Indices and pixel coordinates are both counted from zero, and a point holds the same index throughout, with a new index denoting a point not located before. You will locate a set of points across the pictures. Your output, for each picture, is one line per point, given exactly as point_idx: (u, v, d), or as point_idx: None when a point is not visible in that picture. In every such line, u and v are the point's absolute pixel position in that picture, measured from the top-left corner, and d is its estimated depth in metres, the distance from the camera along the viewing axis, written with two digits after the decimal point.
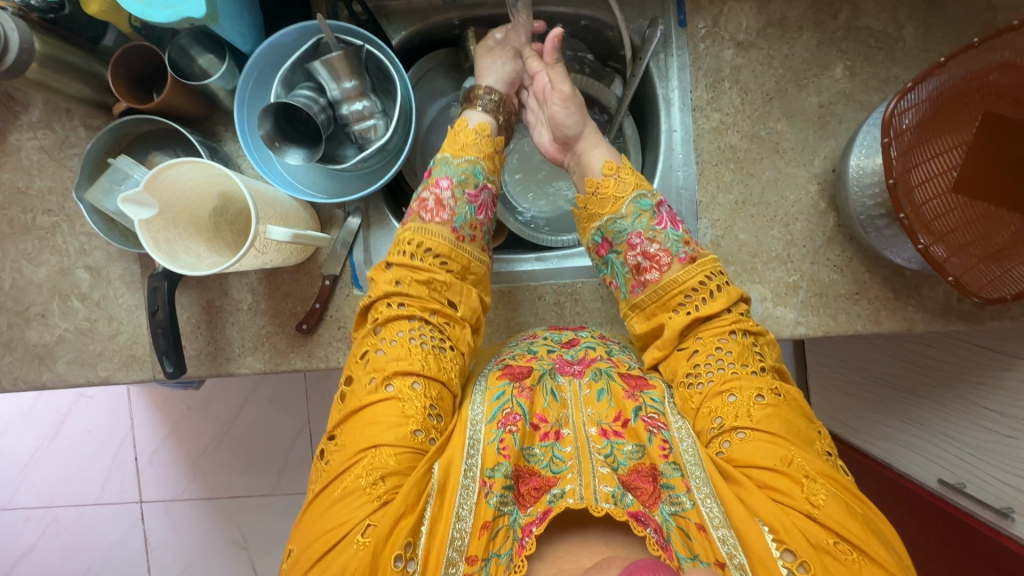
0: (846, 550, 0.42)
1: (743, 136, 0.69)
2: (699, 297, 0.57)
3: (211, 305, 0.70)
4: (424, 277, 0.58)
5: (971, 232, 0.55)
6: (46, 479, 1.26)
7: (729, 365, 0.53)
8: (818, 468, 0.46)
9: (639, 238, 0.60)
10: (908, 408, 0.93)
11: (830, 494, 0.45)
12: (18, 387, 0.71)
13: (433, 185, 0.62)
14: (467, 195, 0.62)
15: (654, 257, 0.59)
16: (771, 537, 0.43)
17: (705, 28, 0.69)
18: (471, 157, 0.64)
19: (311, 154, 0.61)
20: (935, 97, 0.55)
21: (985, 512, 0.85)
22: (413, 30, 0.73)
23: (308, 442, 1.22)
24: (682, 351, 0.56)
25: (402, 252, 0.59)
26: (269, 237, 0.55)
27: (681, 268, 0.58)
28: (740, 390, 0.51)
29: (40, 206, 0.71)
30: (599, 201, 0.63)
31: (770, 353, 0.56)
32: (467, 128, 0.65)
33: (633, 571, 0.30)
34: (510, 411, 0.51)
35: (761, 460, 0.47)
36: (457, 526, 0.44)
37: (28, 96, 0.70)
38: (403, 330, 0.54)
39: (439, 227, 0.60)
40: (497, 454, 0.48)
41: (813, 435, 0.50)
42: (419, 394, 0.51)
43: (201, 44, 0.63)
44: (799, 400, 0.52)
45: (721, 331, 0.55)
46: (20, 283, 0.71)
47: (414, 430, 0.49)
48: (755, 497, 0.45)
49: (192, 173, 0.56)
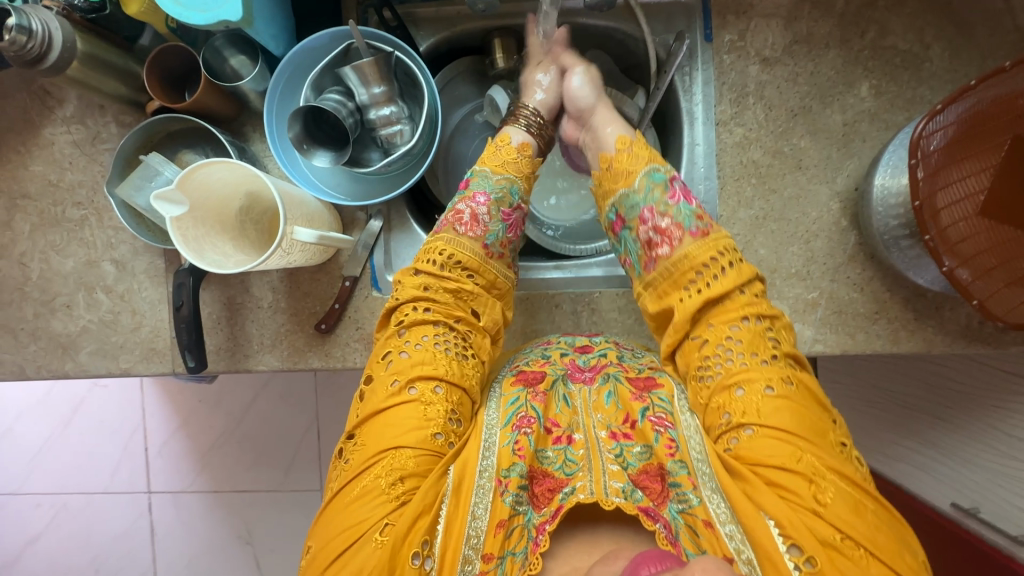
0: (853, 545, 0.42)
1: (766, 151, 0.69)
2: (715, 269, 0.56)
3: (232, 302, 0.71)
4: (451, 287, 0.58)
5: (997, 255, 0.55)
6: (58, 467, 1.28)
7: (739, 356, 0.52)
8: (826, 463, 0.46)
9: (651, 213, 0.60)
10: (924, 430, 0.92)
11: (838, 491, 0.44)
12: (41, 375, 0.73)
13: (469, 199, 0.62)
14: (502, 213, 0.63)
15: (666, 231, 0.59)
16: (777, 532, 0.42)
17: (730, 43, 0.69)
18: (509, 176, 0.64)
19: (339, 157, 0.63)
20: (964, 120, 0.55)
21: (1001, 538, 0.83)
22: (440, 38, 0.74)
23: (318, 440, 1.22)
24: (695, 341, 0.55)
25: (430, 260, 0.59)
26: (296, 238, 0.56)
27: (694, 242, 0.58)
28: (749, 384, 0.50)
29: (70, 199, 0.72)
30: (613, 175, 0.63)
31: (785, 338, 0.54)
32: (508, 146, 0.65)
33: (640, 561, 0.31)
34: (524, 415, 0.51)
35: (768, 458, 0.46)
36: (473, 524, 0.45)
37: (63, 91, 0.71)
38: (428, 335, 0.55)
39: (471, 243, 0.60)
40: (512, 455, 0.48)
41: (827, 427, 0.49)
42: (442, 399, 0.52)
43: (235, 46, 0.64)
44: (812, 387, 0.51)
45: (733, 317, 0.54)
46: (48, 274, 0.73)
47: (434, 433, 0.50)
48: (762, 492, 0.44)
49: (223, 172, 0.57)
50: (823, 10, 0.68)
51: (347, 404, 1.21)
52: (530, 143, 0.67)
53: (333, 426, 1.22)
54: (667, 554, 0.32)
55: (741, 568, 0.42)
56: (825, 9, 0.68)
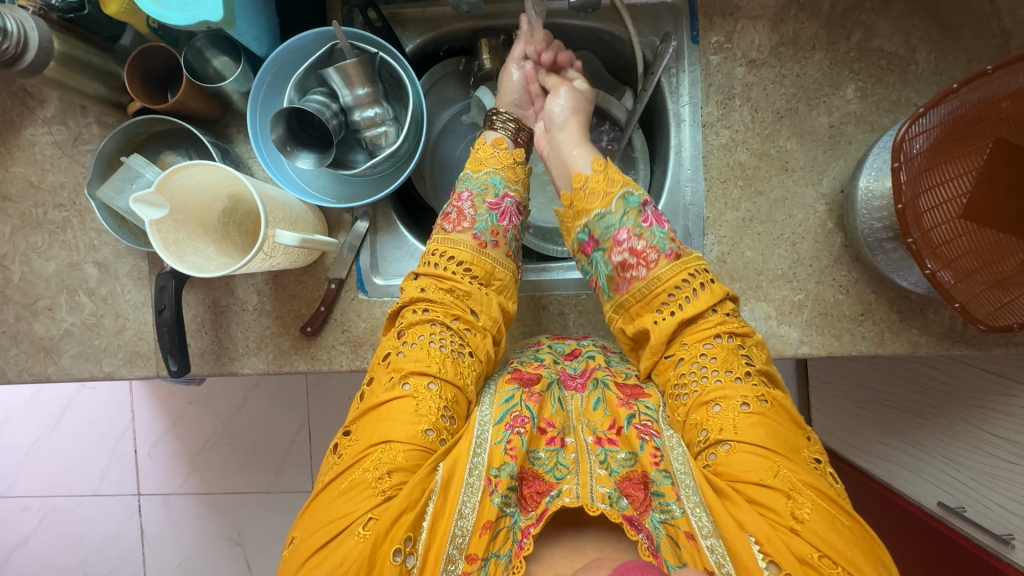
0: (831, 563, 0.42)
1: (753, 153, 0.69)
2: (693, 285, 0.56)
3: (217, 304, 0.70)
4: (447, 285, 0.58)
5: (978, 258, 0.55)
6: (46, 469, 1.27)
7: (713, 373, 0.52)
8: (804, 480, 0.46)
9: (627, 235, 0.59)
10: (910, 430, 0.93)
11: (815, 507, 0.44)
12: (23, 379, 0.72)
13: (455, 200, 0.64)
14: (487, 204, 0.63)
15: (641, 253, 0.58)
16: (758, 549, 0.43)
17: (717, 44, 0.69)
18: (489, 170, 0.65)
19: (322, 159, 0.62)
20: (946, 123, 0.55)
21: (985, 537, 0.84)
22: (427, 38, 0.73)
23: (308, 441, 1.22)
24: (669, 360, 0.55)
25: (431, 262, 0.60)
26: (278, 240, 0.56)
27: (667, 264, 0.58)
28: (725, 400, 0.50)
29: (52, 201, 0.71)
30: (586, 197, 0.62)
31: (759, 355, 0.54)
32: (484, 145, 0.67)
33: (621, 572, 0.31)
34: (518, 414, 0.51)
35: (746, 473, 0.47)
36: (459, 523, 0.45)
37: (44, 92, 0.70)
38: (424, 334, 0.55)
39: (461, 236, 0.61)
40: (504, 454, 0.48)
41: (801, 443, 0.49)
42: (434, 395, 0.51)
43: (218, 47, 0.64)
44: (787, 406, 0.51)
45: (706, 336, 0.54)
46: (29, 276, 0.72)
47: (427, 429, 0.49)
48: (741, 509, 0.44)
49: (203, 174, 0.56)
50: (810, 12, 0.68)
51: (337, 406, 1.21)
52: (505, 138, 0.68)
53: (323, 427, 1.22)
54: (647, 564, 0.33)
55: None
56: (811, 10, 0.68)
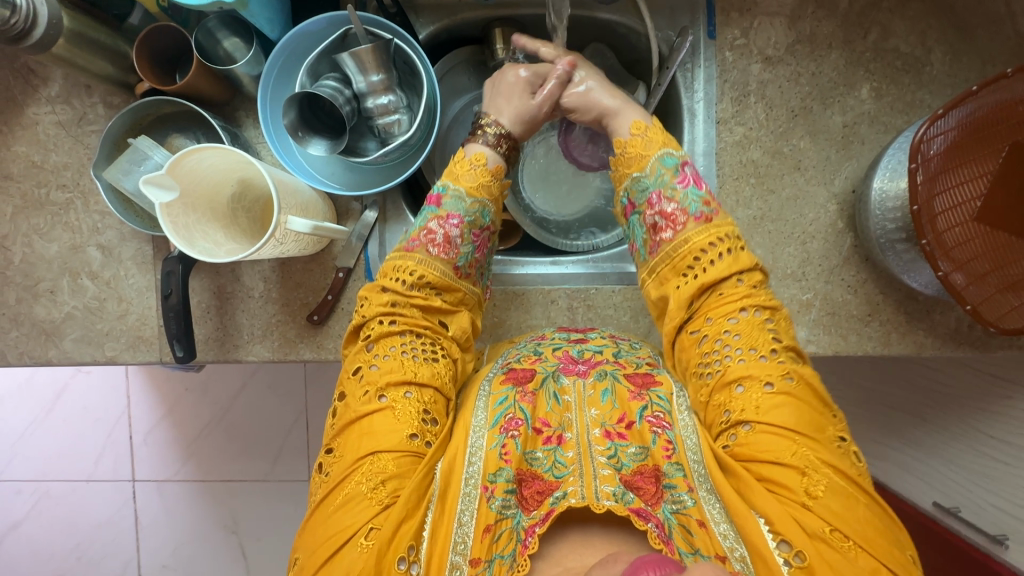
0: (842, 538, 0.43)
1: (766, 151, 0.69)
2: (718, 250, 0.57)
3: (222, 290, 0.69)
4: (418, 303, 0.58)
5: (991, 261, 0.55)
6: (39, 454, 1.26)
7: (737, 351, 0.52)
8: (821, 458, 0.47)
9: (659, 196, 0.60)
10: (907, 430, 0.94)
11: (829, 484, 0.45)
12: (23, 362, 0.71)
13: (443, 220, 0.60)
14: (473, 236, 0.62)
15: (671, 216, 0.59)
16: (767, 529, 0.44)
17: (733, 40, 0.69)
18: (482, 200, 0.62)
19: (335, 146, 0.61)
20: (964, 124, 0.55)
21: (978, 538, 0.85)
22: (440, 26, 0.72)
23: (305, 430, 1.21)
24: (693, 335, 0.56)
25: (399, 280, 0.59)
26: (290, 227, 0.55)
27: (696, 227, 0.58)
28: (749, 381, 0.51)
29: (55, 181, 0.70)
30: (626, 158, 0.62)
31: (785, 329, 0.54)
32: (485, 167, 0.63)
33: (637, 568, 0.30)
34: (511, 417, 0.51)
35: (764, 453, 0.47)
36: (460, 530, 0.45)
37: (48, 70, 0.69)
38: (395, 345, 0.55)
39: (443, 265, 0.60)
40: (499, 460, 0.48)
41: (827, 422, 0.49)
42: (412, 401, 0.51)
43: (228, 28, 0.62)
44: (816, 385, 0.51)
45: (732, 308, 0.54)
46: (31, 258, 0.71)
47: (410, 434, 0.50)
48: (754, 489, 0.45)
49: (214, 158, 0.55)
50: (827, 10, 0.68)
51: (336, 395, 1.20)
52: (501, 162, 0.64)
53: (321, 416, 1.21)
54: (666, 558, 0.31)
55: (734, 565, 0.43)
56: (829, 9, 0.68)
